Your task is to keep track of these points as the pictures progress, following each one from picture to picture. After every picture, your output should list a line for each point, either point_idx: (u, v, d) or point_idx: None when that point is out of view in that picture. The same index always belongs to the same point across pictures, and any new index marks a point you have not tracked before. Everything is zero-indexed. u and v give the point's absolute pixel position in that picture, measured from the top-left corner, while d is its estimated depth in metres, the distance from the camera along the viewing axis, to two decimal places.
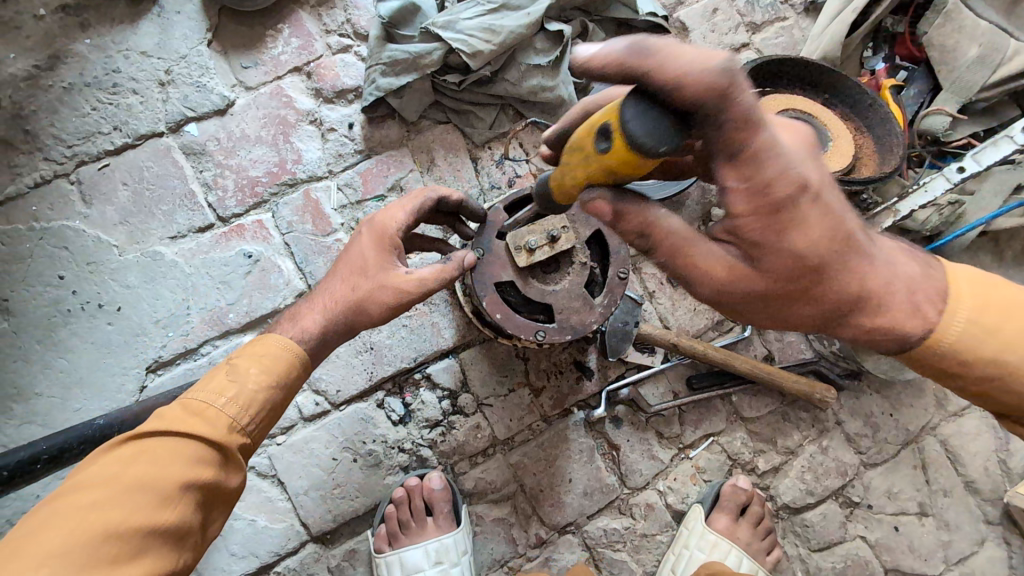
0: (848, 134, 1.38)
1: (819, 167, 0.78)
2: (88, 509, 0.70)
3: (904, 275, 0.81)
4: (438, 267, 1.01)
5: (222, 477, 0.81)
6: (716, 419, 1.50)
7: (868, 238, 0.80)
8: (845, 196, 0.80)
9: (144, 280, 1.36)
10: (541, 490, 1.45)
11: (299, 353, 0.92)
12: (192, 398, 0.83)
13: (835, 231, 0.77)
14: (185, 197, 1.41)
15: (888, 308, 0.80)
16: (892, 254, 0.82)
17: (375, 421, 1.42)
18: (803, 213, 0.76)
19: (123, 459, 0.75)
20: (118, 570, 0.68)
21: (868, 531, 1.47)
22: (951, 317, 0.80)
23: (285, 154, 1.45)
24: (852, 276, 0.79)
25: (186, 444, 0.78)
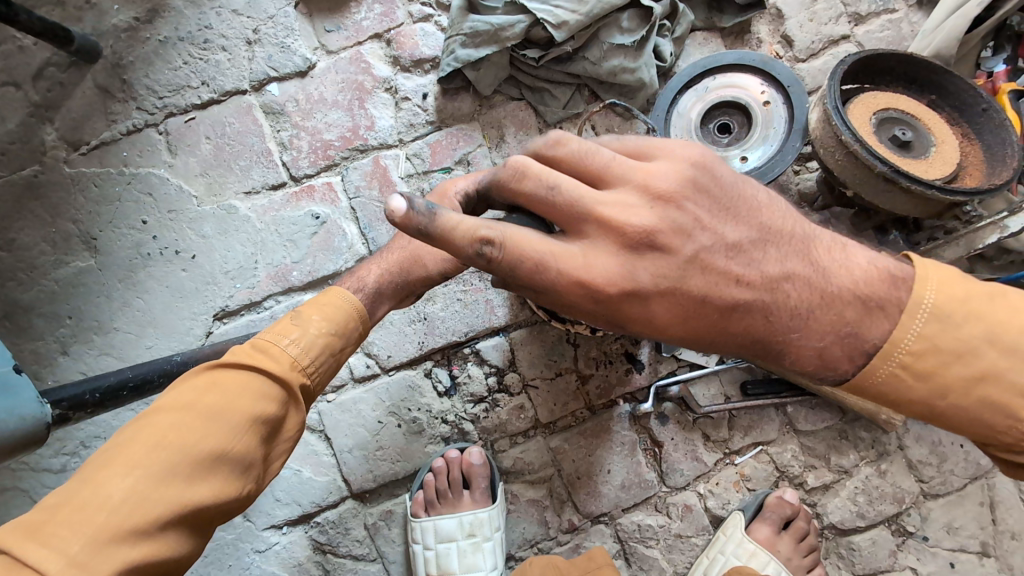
0: (952, 139, 1.27)
1: (660, 253, 0.71)
2: (166, 430, 0.74)
3: (808, 332, 0.74)
4: None
5: (285, 414, 0.84)
6: (767, 428, 1.45)
7: (750, 309, 0.74)
8: (717, 267, 0.72)
9: (218, 231, 1.43)
10: (578, 477, 1.44)
11: (358, 306, 0.94)
12: (259, 337, 0.86)
13: (686, 315, 0.73)
14: (262, 154, 1.46)
15: (788, 360, 0.77)
16: (794, 310, 0.74)
17: (421, 389, 1.45)
18: (638, 307, 0.72)
19: (198, 388, 0.79)
20: (190, 488, 0.73)
21: (920, 563, 1.39)
22: (878, 360, 0.73)
23: (359, 120, 1.47)
24: (728, 344, 0.77)
25: (255, 379, 0.81)
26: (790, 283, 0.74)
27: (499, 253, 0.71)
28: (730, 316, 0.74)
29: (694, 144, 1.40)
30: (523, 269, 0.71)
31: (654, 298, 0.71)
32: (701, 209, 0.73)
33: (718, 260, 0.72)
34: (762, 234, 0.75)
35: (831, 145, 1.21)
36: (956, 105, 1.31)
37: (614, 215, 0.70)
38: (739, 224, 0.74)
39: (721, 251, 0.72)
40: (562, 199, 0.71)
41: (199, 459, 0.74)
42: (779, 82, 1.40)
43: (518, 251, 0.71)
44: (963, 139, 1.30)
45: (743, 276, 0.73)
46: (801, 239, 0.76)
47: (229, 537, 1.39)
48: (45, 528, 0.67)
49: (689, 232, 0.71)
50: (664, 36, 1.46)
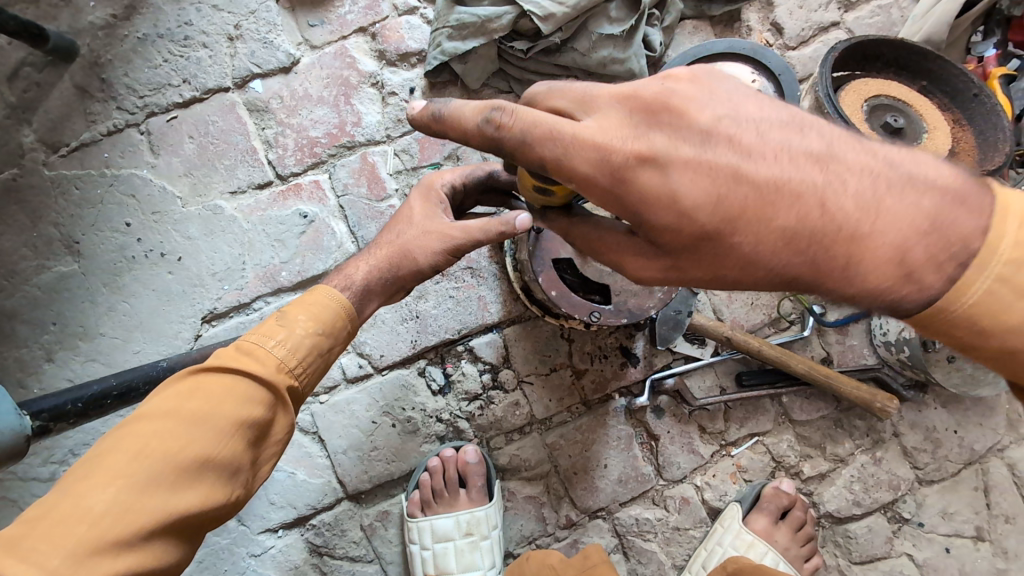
0: (944, 124, 1.27)
1: (676, 119, 0.69)
2: (148, 437, 0.72)
3: (877, 228, 0.66)
4: (484, 218, 0.96)
5: (273, 417, 0.83)
6: (763, 420, 1.45)
7: (801, 193, 0.67)
8: (746, 144, 0.68)
9: (204, 233, 1.40)
10: (575, 473, 1.43)
11: (346, 305, 0.92)
12: (244, 339, 0.84)
13: (714, 191, 0.68)
14: (247, 153, 1.43)
15: (861, 270, 0.67)
16: (857, 196, 0.66)
17: (415, 388, 1.43)
18: (656, 177, 0.69)
19: (180, 393, 0.78)
20: (174, 496, 0.71)
21: (916, 550, 1.40)
22: (976, 270, 0.64)
23: (345, 116, 1.44)
24: (780, 244, 0.69)
25: (239, 382, 0.79)
26: (840, 168, 0.68)
27: (508, 117, 0.72)
28: (775, 196, 0.67)
29: None
30: (537, 136, 0.71)
31: (679, 169, 0.69)
32: (728, 88, 0.71)
33: (745, 133, 0.69)
34: (792, 121, 0.71)
35: None
36: (946, 91, 1.30)
37: (625, 89, 0.71)
38: (770, 109, 0.71)
39: (749, 127, 0.69)
40: (575, 86, 0.74)
41: (183, 465, 0.72)
42: (769, 69, 1.39)
43: (523, 118, 0.72)
44: (954, 125, 1.29)
45: (785, 155, 0.68)
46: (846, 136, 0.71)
47: (224, 542, 1.37)
48: (24, 542, 0.65)
49: (711, 103, 0.70)
50: (654, 25, 1.44)
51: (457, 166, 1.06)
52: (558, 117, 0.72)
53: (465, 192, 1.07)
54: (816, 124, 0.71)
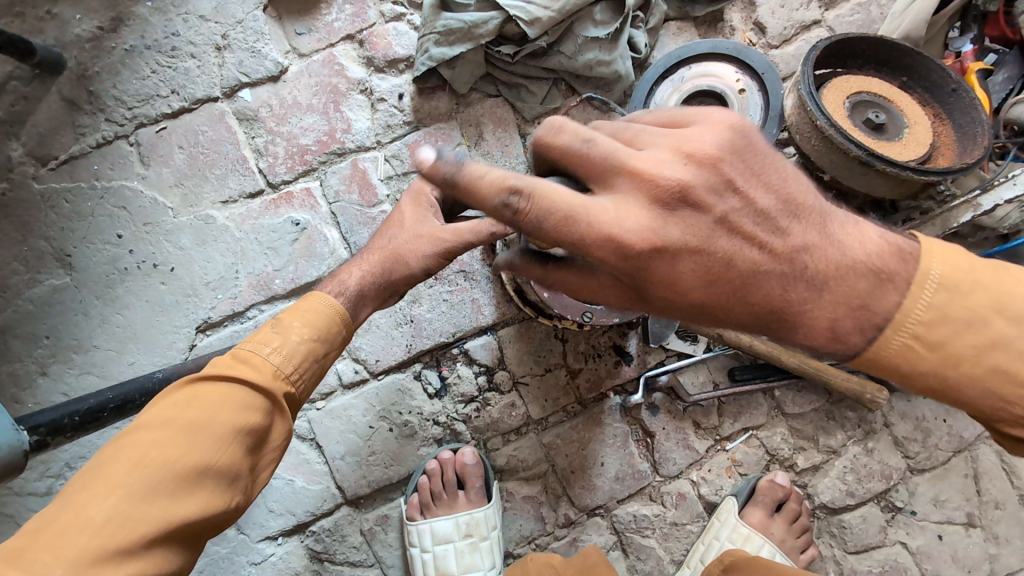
0: (925, 121, 1.29)
1: (687, 208, 0.66)
2: (147, 447, 0.73)
3: (820, 302, 0.68)
4: (474, 221, 0.97)
5: (270, 423, 0.83)
6: (756, 413, 1.47)
7: (780, 279, 0.68)
8: (743, 232, 0.67)
9: (197, 243, 1.40)
10: (572, 472, 1.45)
11: (341, 310, 0.93)
12: (240, 347, 0.85)
13: (709, 278, 0.68)
14: (238, 162, 1.43)
15: (799, 332, 0.69)
16: (812, 278, 0.67)
17: (412, 392, 1.44)
18: (665, 264, 0.67)
19: (179, 402, 0.78)
20: (174, 504, 0.72)
21: (909, 538, 1.42)
22: (890, 331, 0.67)
23: (335, 123, 1.45)
24: (751, 319, 0.70)
25: (235, 390, 0.80)
26: (813, 253, 0.67)
27: (527, 204, 0.65)
28: (756, 283, 0.68)
29: None
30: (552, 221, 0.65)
31: (688, 253, 0.67)
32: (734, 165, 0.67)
33: (746, 222, 0.67)
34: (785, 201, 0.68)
35: (807, 130, 1.22)
36: (926, 86, 1.32)
37: (646, 169, 0.66)
38: (764, 190, 0.68)
39: (745, 212, 0.67)
40: (593, 151, 0.67)
41: (182, 473, 0.73)
42: (753, 68, 1.41)
43: (546, 198, 0.64)
44: (934, 119, 1.31)
45: (767, 237, 0.67)
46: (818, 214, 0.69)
47: (224, 551, 1.37)
48: (26, 554, 0.66)
49: (717, 190, 0.67)
50: (638, 27, 1.46)
51: None
52: (576, 195, 0.65)
53: (455, 195, 1.07)
54: (802, 205, 0.69)
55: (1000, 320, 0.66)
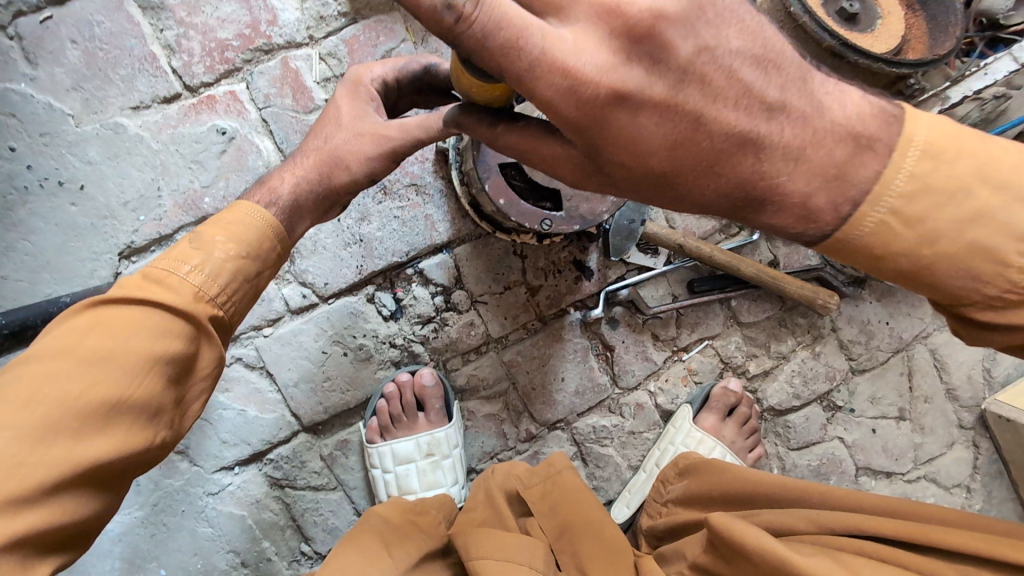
0: (899, 9, 1.23)
1: (659, 51, 0.59)
2: (41, 381, 0.65)
3: (797, 177, 0.61)
4: (423, 115, 0.88)
5: (194, 351, 0.76)
6: (712, 324, 1.49)
7: (750, 142, 0.61)
8: (720, 81, 0.60)
9: (107, 156, 1.23)
10: (533, 388, 1.45)
11: (272, 223, 0.83)
12: (152, 266, 0.75)
13: (667, 135, 0.61)
14: (145, 60, 1.24)
15: (769, 211, 0.63)
16: (785, 146, 0.61)
17: (365, 315, 1.38)
18: (618, 112, 0.60)
19: (78, 329, 0.69)
20: (81, 444, 0.65)
21: (846, 433, 1.52)
22: (865, 206, 0.61)
23: (258, 14, 1.26)
24: (710, 191, 0.64)
25: (148, 315, 0.71)
26: (788, 114, 0.60)
27: (473, 8, 0.54)
28: (722, 145, 0.61)
29: None
30: (499, 42, 0.56)
31: (648, 101, 0.60)
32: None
33: (724, 70, 0.60)
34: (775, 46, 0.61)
35: (780, 20, 1.15)
36: None
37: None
38: (747, 34, 0.60)
39: (726, 58, 0.60)
40: None
41: (88, 410, 0.66)
42: None
43: (490, 14, 0.55)
44: (907, 11, 1.23)
45: (748, 95, 0.60)
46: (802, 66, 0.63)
47: (177, 484, 1.32)
48: None
49: (690, 29, 0.59)
50: None
51: (385, 59, 0.97)
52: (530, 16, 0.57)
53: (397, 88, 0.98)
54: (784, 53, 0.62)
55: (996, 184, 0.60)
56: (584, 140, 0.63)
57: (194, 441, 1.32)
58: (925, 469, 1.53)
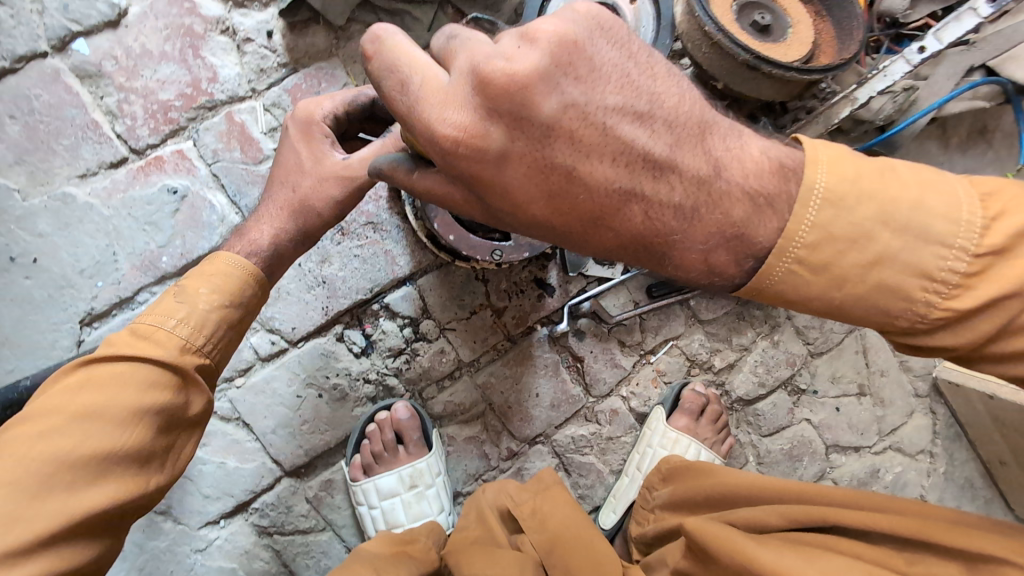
0: (806, 17, 1.21)
1: (527, 112, 0.60)
2: (34, 440, 0.66)
3: (693, 234, 0.66)
4: (377, 144, 0.91)
5: (185, 398, 0.77)
6: (675, 324, 1.55)
7: (627, 201, 0.65)
8: (591, 141, 0.63)
9: (58, 227, 1.23)
10: (509, 407, 1.48)
11: (253, 271, 0.85)
12: (139, 322, 0.77)
13: (546, 191, 0.64)
14: (88, 128, 1.24)
15: (672, 261, 0.68)
16: (676, 207, 0.65)
17: (336, 355, 1.39)
18: (498, 174, 0.63)
19: (70, 386, 0.71)
20: (75, 496, 0.66)
21: (812, 414, 1.59)
22: (771, 257, 0.65)
23: (197, 73, 1.26)
24: (604, 242, 0.68)
25: (137, 367, 0.73)
26: (677, 173, 0.64)
27: (369, 73, 0.65)
28: (604, 200, 0.65)
29: None
30: (388, 84, 0.64)
31: (525, 163, 0.63)
32: (586, 67, 0.61)
33: (593, 134, 0.62)
34: (652, 107, 0.63)
35: (697, 38, 1.13)
36: None
37: (480, 63, 0.60)
38: (629, 90, 0.63)
39: (599, 118, 0.62)
40: (448, 45, 0.63)
41: (81, 462, 0.67)
42: None
43: (378, 80, 0.64)
44: (815, 17, 1.22)
45: (623, 157, 0.63)
46: (698, 123, 0.65)
47: (163, 545, 1.31)
48: None
49: (561, 91, 0.61)
50: None
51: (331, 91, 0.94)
52: (427, 71, 0.63)
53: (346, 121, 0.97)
54: (676, 108, 0.64)
55: (892, 228, 0.62)
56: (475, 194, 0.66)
57: (176, 499, 1.32)
58: (889, 440, 1.61)
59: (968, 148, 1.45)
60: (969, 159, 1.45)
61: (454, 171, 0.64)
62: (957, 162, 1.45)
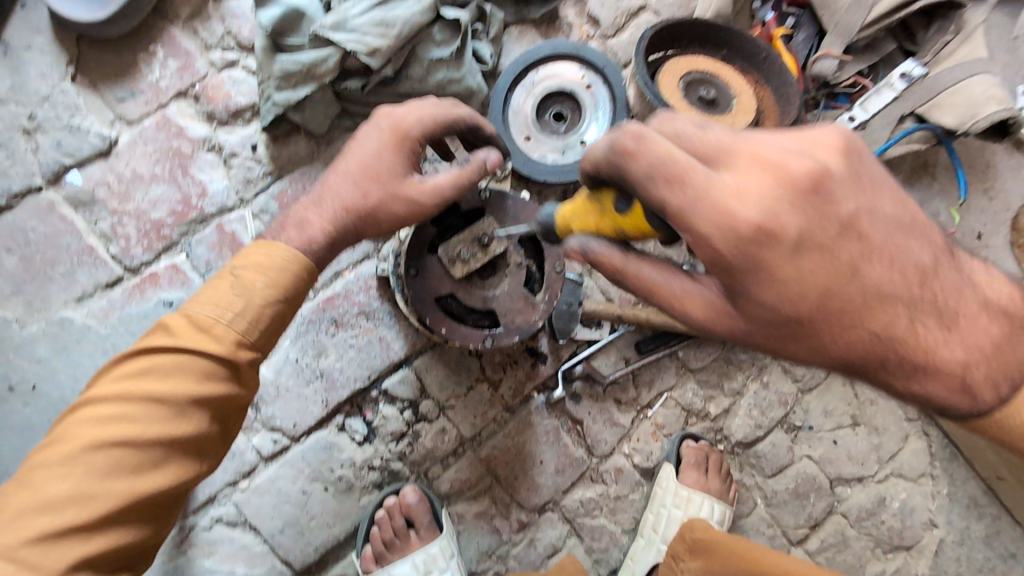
0: (747, 87, 1.33)
1: (824, 206, 0.72)
2: (111, 421, 0.79)
3: (953, 347, 0.77)
4: (453, 173, 1.00)
5: (235, 390, 0.87)
6: (667, 376, 1.58)
7: (900, 305, 0.74)
8: (869, 241, 0.73)
9: (57, 351, 1.25)
10: (515, 478, 1.49)
11: (302, 266, 0.91)
12: (195, 313, 0.85)
13: (826, 289, 0.73)
14: (83, 253, 1.28)
15: (931, 374, 0.77)
16: (944, 321, 0.76)
17: (339, 446, 1.41)
18: (797, 263, 0.72)
19: (136, 372, 0.82)
20: (141, 476, 0.79)
21: (812, 449, 1.62)
22: (930, 379, 0.76)
23: (187, 190, 1.32)
24: (873, 346, 0.75)
25: (194, 360, 0.83)
26: (864, 282, 0.73)
27: (637, 146, 0.73)
28: (877, 301, 0.73)
29: (534, 140, 1.37)
30: (658, 177, 0.72)
31: (828, 250, 0.72)
32: (854, 180, 0.73)
33: (874, 232, 0.74)
34: (842, 222, 0.72)
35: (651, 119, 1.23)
36: (744, 57, 1.34)
37: (772, 159, 0.72)
38: (897, 207, 0.75)
39: (882, 230, 0.74)
40: (708, 135, 0.75)
41: (145, 447, 0.80)
42: (594, 64, 1.38)
43: (649, 158, 0.72)
44: (755, 86, 1.34)
45: (898, 261, 0.74)
46: (845, 225, 0.72)
47: None
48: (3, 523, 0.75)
49: (854, 192, 0.73)
50: (479, 39, 1.37)
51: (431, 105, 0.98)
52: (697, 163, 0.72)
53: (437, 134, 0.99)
54: (886, 218, 0.74)
55: None
56: (734, 281, 0.74)
57: None
58: (890, 467, 1.64)
59: (915, 183, 1.56)
60: (917, 193, 1.56)
61: (733, 262, 0.72)
62: (907, 196, 1.55)
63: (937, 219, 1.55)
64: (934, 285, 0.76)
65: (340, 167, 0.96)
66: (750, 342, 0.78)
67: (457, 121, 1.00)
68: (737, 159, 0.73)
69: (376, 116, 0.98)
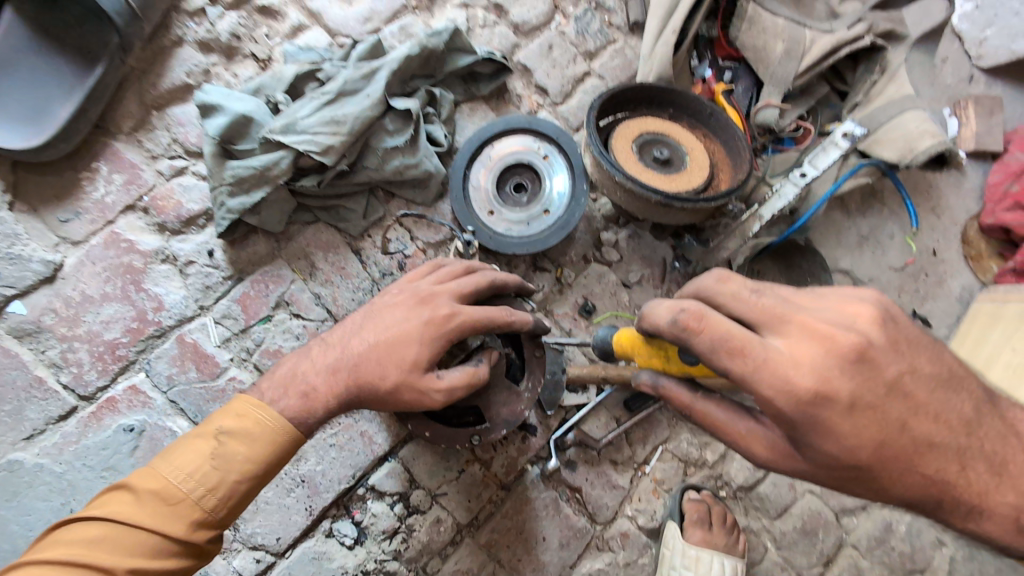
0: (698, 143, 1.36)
1: (870, 368, 0.69)
2: None
3: (1004, 491, 0.73)
4: (467, 373, 0.95)
5: (185, 565, 0.83)
6: (660, 430, 1.55)
7: (951, 454, 0.71)
8: (921, 397, 0.70)
9: (7, 498, 1.15)
10: (518, 559, 1.42)
11: (284, 443, 0.89)
12: (166, 479, 0.82)
13: (883, 442, 0.69)
14: (32, 386, 1.20)
15: (979, 517, 0.73)
16: (992, 464, 0.73)
17: (329, 554, 1.33)
18: (851, 420, 0.69)
19: (91, 538, 0.77)
20: None
21: (812, 484, 1.60)
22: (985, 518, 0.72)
23: (142, 305, 1.26)
24: (924, 492, 0.72)
25: (152, 531, 0.79)
26: (915, 434, 0.70)
27: (697, 321, 0.74)
28: (927, 451, 0.70)
29: (498, 215, 1.36)
30: (721, 349, 0.72)
31: (880, 408, 0.69)
32: (904, 341, 0.72)
33: (922, 390, 0.70)
34: (893, 383, 0.69)
35: (610, 186, 1.25)
36: (690, 114, 1.40)
37: (816, 324, 0.71)
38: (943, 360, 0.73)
39: (926, 382, 0.71)
40: (760, 300, 0.75)
41: None
42: (547, 134, 1.41)
43: (710, 331, 0.73)
44: (705, 140, 1.39)
45: (946, 414, 0.71)
46: (893, 385, 0.69)
47: None
48: None
49: (897, 355, 0.70)
50: (432, 121, 1.39)
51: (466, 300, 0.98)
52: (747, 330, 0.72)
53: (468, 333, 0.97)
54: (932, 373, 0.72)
55: None
56: (795, 434, 0.72)
57: None
58: None
59: (867, 211, 1.62)
60: (870, 219, 1.61)
61: (791, 419, 0.70)
62: (861, 223, 1.61)
63: (892, 241, 1.61)
64: (981, 435, 0.72)
65: (370, 352, 0.92)
66: (812, 480, 0.76)
67: (499, 323, 0.99)
68: (790, 335, 0.71)
69: (408, 297, 0.98)
